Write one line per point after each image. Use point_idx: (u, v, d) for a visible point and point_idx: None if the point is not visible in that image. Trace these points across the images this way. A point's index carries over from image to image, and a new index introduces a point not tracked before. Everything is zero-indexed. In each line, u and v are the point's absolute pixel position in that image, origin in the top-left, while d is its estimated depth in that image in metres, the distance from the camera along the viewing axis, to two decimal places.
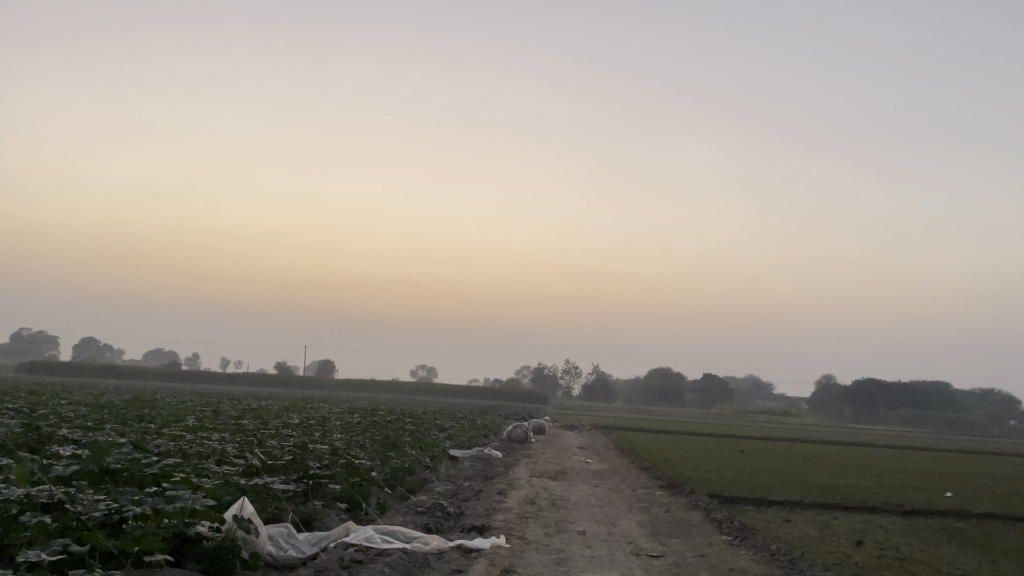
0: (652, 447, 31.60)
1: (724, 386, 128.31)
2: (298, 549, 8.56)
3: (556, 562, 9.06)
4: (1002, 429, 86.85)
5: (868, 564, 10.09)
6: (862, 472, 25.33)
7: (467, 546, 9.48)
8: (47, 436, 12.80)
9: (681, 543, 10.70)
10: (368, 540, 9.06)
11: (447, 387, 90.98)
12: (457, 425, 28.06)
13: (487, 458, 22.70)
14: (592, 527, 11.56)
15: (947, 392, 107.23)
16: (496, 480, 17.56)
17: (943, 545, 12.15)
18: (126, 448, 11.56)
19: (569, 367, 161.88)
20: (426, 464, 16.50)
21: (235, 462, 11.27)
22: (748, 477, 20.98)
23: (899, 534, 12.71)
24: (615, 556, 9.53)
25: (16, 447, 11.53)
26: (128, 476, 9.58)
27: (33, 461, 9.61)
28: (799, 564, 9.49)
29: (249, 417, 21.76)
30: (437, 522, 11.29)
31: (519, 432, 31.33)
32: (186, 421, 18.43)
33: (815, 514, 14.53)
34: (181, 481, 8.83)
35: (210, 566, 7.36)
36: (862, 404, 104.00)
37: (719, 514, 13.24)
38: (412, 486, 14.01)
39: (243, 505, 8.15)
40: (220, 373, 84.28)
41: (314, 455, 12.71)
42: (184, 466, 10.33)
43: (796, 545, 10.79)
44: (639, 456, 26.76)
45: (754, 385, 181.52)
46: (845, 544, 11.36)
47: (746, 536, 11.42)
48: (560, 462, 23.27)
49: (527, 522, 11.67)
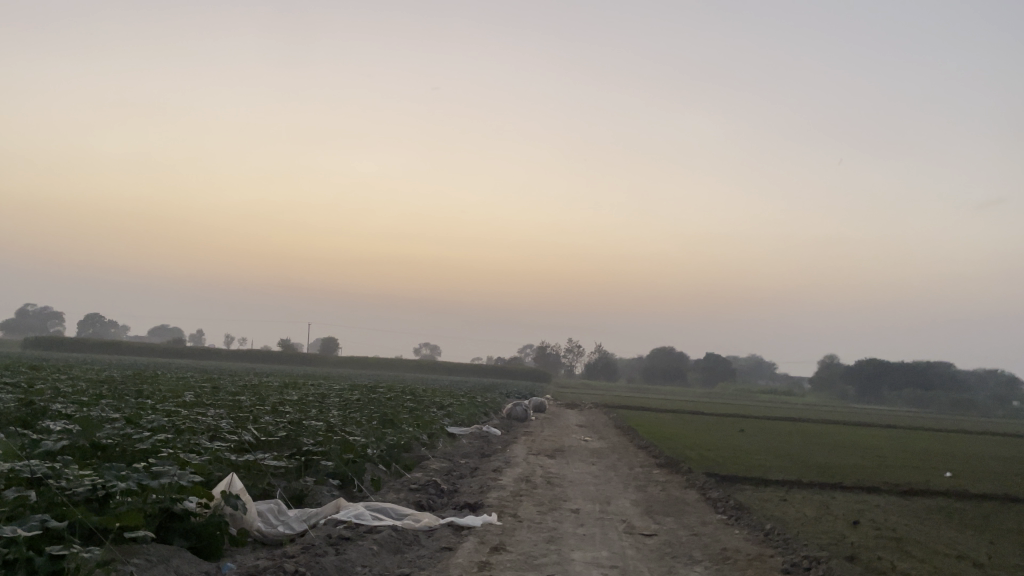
0: (652, 426, 31.60)
1: (727, 365, 128.16)
2: (288, 525, 8.50)
3: (547, 540, 8.99)
4: (1006, 411, 86.88)
5: (863, 545, 10.00)
6: (862, 452, 25.32)
7: (459, 524, 9.43)
8: (41, 411, 12.81)
9: (674, 522, 10.64)
10: (358, 517, 8.98)
11: (450, 366, 91.27)
12: (457, 403, 28.16)
13: (486, 436, 22.73)
14: (586, 505, 11.50)
15: (951, 373, 107.12)
16: (492, 458, 17.51)
17: (940, 526, 12.07)
18: (120, 423, 11.51)
19: (572, 347, 162.39)
20: (423, 441, 16.45)
21: (227, 437, 11.21)
22: (747, 456, 20.97)
23: (897, 515, 12.62)
24: (608, 534, 9.46)
25: (9, 422, 11.50)
26: (119, 451, 9.52)
27: (22, 435, 9.54)
28: (792, 544, 9.40)
29: (249, 394, 21.74)
30: (430, 499, 11.27)
31: (519, 410, 31.40)
32: (183, 398, 18.45)
33: (813, 493, 14.47)
34: (169, 456, 8.75)
35: (197, 543, 7.31)
36: (866, 384, 103.81)
37: (715, 493, 13.20)
38: (407, 463, 13.97)
39: (232, 482, 8.07)
40: (224, 351, 84.74)
41: (308, 432, 12.64)
42: (175, 441, 10.26)
43: (791, 525, 10.71)
44: (638, 435, 26.74)
45: (756, 366, 181.23)
46: (841, 524, 11.28)
47: (742, 515, 11.36)
48: (559, 440, 23.26)
49: (521, 499, 11.63)
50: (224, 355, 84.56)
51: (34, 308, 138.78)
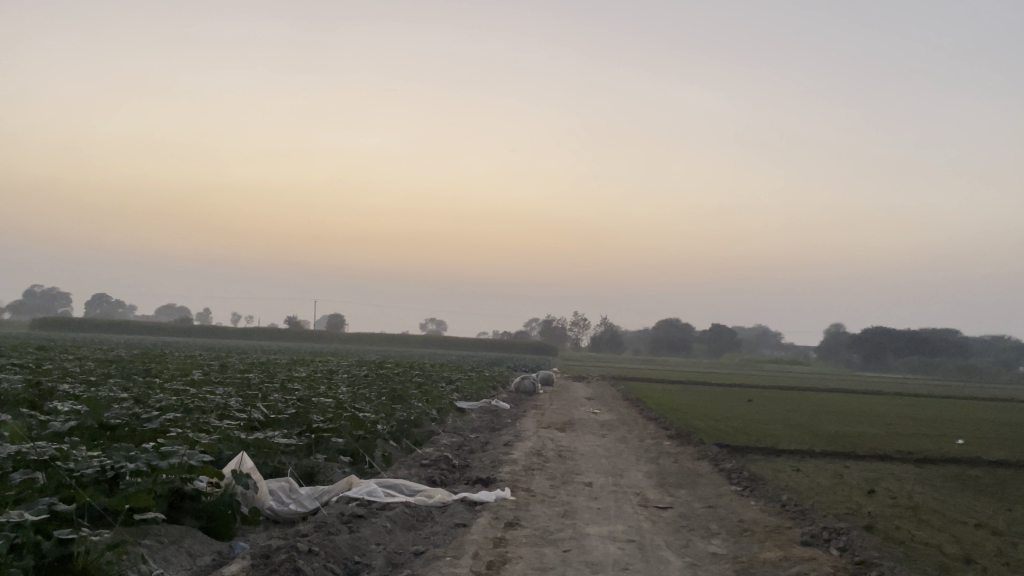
0: (660, 397, 31.55)
1: (733, 335, 128.22)
2: (300, 503, 8.41)
3: (561, 514, 8.89)
4: (1013, 376, 86.85)
5: (880, 514, 9.89)
6: (870, 419, 25.31)
7: (472, 499, 9.34)
8: (48, 391, 12.74)
9: (689, 494, 10.55)
10: (371, 494, 8.89)
11: (455, 340, 91.34)
12: (465, 377, 28.13)
13: (495, 410, 22.70)
14: (598, 478, 11.42)
15: (957, 339, 107.01)
16: (502, 432, 17.43)
17: (956, 493, 11.95)
18: (127, 403, 11.43)
19: (577, 320, 162.44)
20: (433, 416, 16.38)
21: (236, 416, 11.12)
22: (756, 426, 20.90)
23: (911, 483, 12.53)
24: (623, 508, 9.36)
25: (17, 404, 11.43)
26: (128, 431, 9.45)
27: (30, 417, 9.44)
28: (810, 515, 9.29)
29: (256, 371, 21.69)
30: (442, 475, 11.20)
31: (527, 383, 31.39)
32: (192, 376, 18.38)
33: (826, 463, 14.38)
34: (178, 436, 8.66)
35: (209, 523, 7.26)
36: (872, 352, 103.81)
37: (728, 464, 13.12)
38: (418, 439, 13.90)
39: (243, 460, 7.97)
40: (230, 329, 84.96)
41: (317, 408, 12.56)
42: (184, 420, 10.18)
43: (806, 495, 10.62)
44: (647, 407, 26.69)
45: (763, 334, 181.55)
46: (857, 494, 11.18)
47: (757, 486, 11.27)
48: (568, 412, 23.20)
49: (533, 474, 11.54)
50: (230, 333, 84.90)
51: (39, 289, 139.19)
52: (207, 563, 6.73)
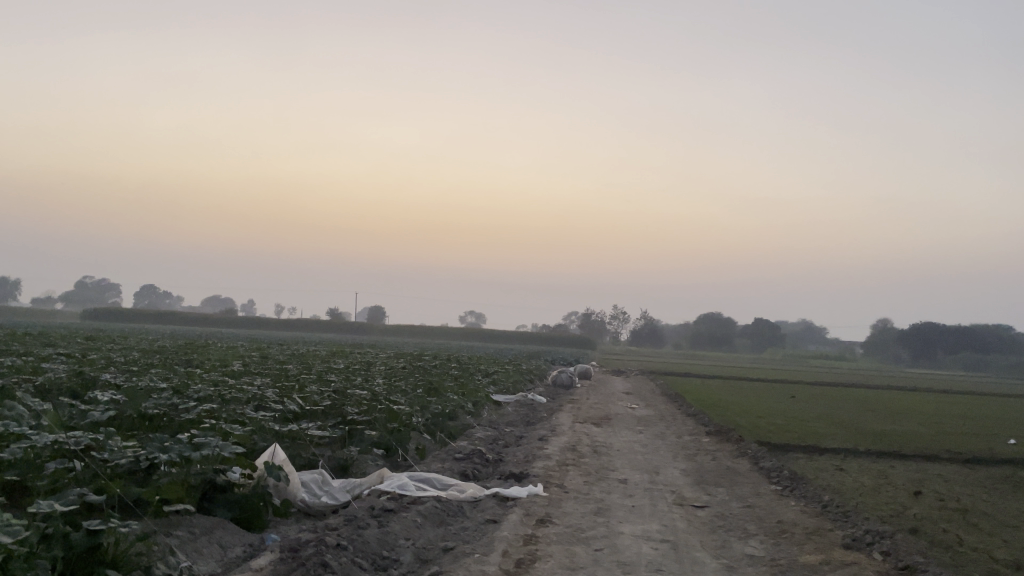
0: (701, 393, 31.15)
1: (776, 330, 126.33)
2: (332, 496, 8.40)
3: (594, 512, 8.74)
4: None
5: (926, 517, 9.54)
6: (917, 418, 24.64)
7: (504, 495, 9.25)
8: (90, 381, 12.92)
9: (726, 493, 10.32)
10: (402, 488, 8.84)
11: (494, 333, 91.45)
12: (503, 371, 27.97)
13: (532, 404, 22.56)
14: (634, 475, 11.24)
15: (1011, 335, 103.94)
16: (538, 427, 17.34)
17: (1006, 495, 11.52)
18: (166, 393, 11.55)
19: (618, 313, 161.46)
20: (468, 410, 16.29)
21: (272, 408, 11.14)
22: (797, 423, 20.49)
23: (960, 485, 12.09)
24: (657, 506, 9.18)
25: (61, 393, 11.66)
26: (166, 421, 9.56)
27: (71, 406, 9.59)
28: (853, 517, 9.00)
29: (296, 362, 21.70)
30: (475, 469, 11.14)
31: (565, 377, 31.20)
32: (231, 367, 18.58)
33: (871, 462, 13.98)
34: (212, 428, 8.68)
35: (241, 514, 7.29)
36: (921, 347, 101.50)
37: (768, 463, 12.83)
38: (453, 432, 13.81)
39: (276, 452, 7.95)
40: (274, 320, 86.30)
41: (352, 400, 12.54)
42: (221, 411, 10.23)
43: (850, 496, 10.30)
44: (687, 402, 26.38)
45: (807, 330, 178.57)
46: (903, 495, 10.83)
47: (798, 486, 10.97)
48: (605, 407, 22.98)
49: (567, 469, 11.41)
50: (273, 325, 86.21)
51: (91, 279, 143.23)
52: (238, 555, 6.75)
